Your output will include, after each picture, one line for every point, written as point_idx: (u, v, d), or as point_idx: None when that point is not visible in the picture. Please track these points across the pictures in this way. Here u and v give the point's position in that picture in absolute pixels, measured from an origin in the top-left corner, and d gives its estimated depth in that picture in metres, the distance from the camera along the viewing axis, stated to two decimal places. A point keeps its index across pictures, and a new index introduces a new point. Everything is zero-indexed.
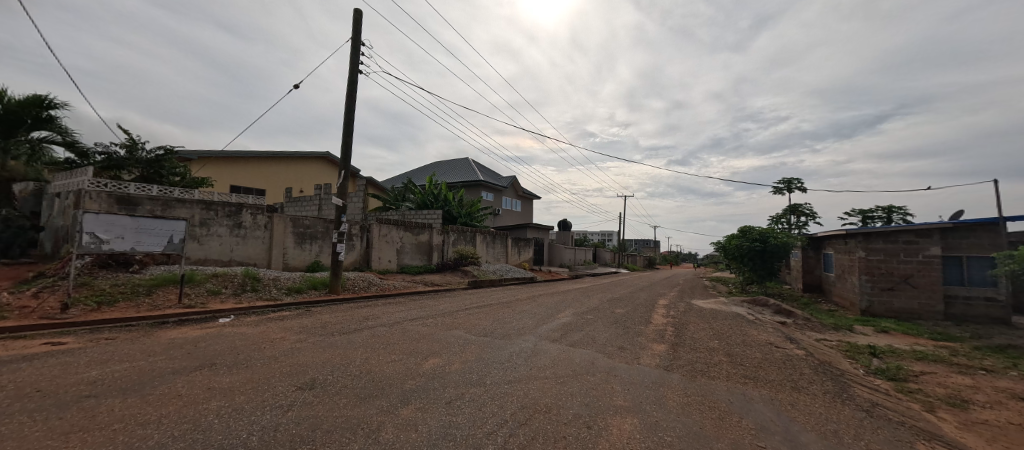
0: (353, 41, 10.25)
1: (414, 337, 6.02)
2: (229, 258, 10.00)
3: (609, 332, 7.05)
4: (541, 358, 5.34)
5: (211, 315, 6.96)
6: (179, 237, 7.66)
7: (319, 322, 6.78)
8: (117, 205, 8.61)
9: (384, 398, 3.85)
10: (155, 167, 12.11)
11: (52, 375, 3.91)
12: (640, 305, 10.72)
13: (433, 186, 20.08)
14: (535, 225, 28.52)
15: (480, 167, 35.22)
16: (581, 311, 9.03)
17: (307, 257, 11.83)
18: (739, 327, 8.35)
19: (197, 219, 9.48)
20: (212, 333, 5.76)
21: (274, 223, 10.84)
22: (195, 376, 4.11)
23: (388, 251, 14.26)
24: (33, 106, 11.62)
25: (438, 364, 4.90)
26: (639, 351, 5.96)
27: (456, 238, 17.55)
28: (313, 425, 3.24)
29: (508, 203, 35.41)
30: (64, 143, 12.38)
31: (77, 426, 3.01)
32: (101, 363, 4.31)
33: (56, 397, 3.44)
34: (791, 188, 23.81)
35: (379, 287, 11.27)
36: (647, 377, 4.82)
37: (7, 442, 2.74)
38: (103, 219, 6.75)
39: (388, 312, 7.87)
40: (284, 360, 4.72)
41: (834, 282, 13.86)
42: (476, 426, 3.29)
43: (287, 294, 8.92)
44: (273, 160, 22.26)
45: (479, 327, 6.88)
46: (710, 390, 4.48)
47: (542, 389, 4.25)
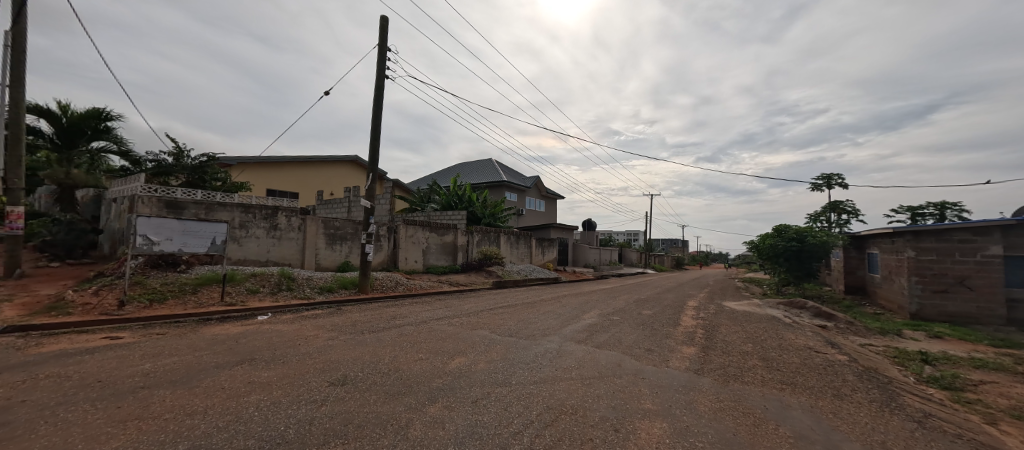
0: (380, 48, 10.52)
1: (440, 336, 6.10)
2: (266, 259, 10.50)
3: (636, 333, 6.90)
4: (567, 359, 5.30)
5: (249, 313, 7.31)
6: (221, 239, 8.08)
7: (349, 320, 7.00)
8: (166, 209, 9.20)
9: (412, 395, 3.93)
10: (199, 173, 12.87)
11: (111, 367, 4.22)
12: (668, 306, 10.46)
13: (457, 187, 20.33)
14: (558, 225, 28.33)
15: (503, 167, 35.37)
16: (606, 312, 8.89)
17: (337, 258, 12.24)
18: (775, 331, 7.98)
19: (237, 221, 10.01)
20: (251, 330, 6.07)
21: (307, 224, 11.28)
22: (236, 370, 4.33)
23: (414, 251, 14.55)
24: (92, 119, 12.52)
25: (464, 363, 4.95)
26: (667, 354, 5.81)
27: (480, 239, 17.69)
28: (346, 419, 3.34)
29: (531, 203, 35.39)
30: (120, 152, 13.38)
31: (132, 415, 3.23)
32: (153, 356, 4.63)
33: (115, 388, 3.72)
34: (831, 185, 22.55)
35: (405, 286, 11.51)
36: (676, 381, 4.68)
37: (73, 428, 2.98)
38: (153, 222, 7.24)
39: (415, 312, 8.02)
40: (317, 356, 4.90)
41: (880, 283, 13.02)
42: (502, 425, 3.31)
43: (319, 293, 9.26)
44: (305, 165, 23.20)
45: (503, 327, 6.89)
46: (744, 396, 4.30)
47: (568, 390, 4.21)
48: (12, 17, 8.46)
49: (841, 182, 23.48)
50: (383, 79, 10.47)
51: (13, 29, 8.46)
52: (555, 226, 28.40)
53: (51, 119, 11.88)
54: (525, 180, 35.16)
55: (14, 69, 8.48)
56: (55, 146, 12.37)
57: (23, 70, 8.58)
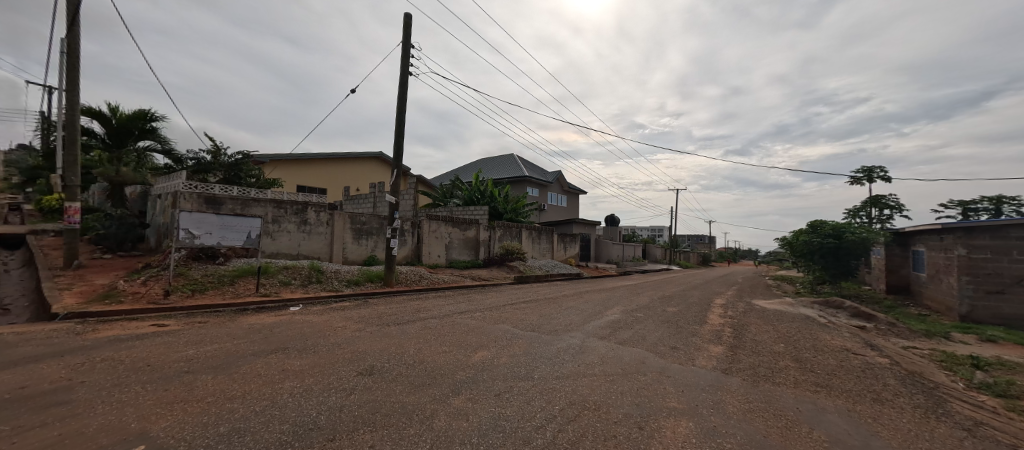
0: (404, 45, 10.65)
1: (463, 329, 6.19)
2: (297, 252, 10.92)
3: (660, 331, 6.76)
4: (590, 354, 5.26)
5: (282, 304, 7.64)
6: (256, 233, 8.43)
7: (375, 313, 7.20)
8: (205, 205, 9.69)
9: (437, 387, 4.00)
10: (235, 170, 13.50)
11: (158, 352, 4.52)
12: (694, 304, 10.20)
13: (479, 183, 20.45)
14: (580, 220, 28.09)
15: (524, 162, 35.29)
16: (630, 309, 8.76)
17: (364, 252, 12.58)
18: (808, 331, 7.65)
19: (270, 217, 10.44)
20: (284, 320, 6.35)
21: (334, 219, 11.65)
22: (270, 358, 4.53)
23: (437, 246, 14.77)
24: (139, 119, 13.31)
25: (487, 357, 5.00)
26: (694, 352, 5.66)
27: (502, 234, 17.76)
28: (374, 408, 3.45)
29: (553, 198, 35.19)
30: (163, 151, 14.19)
31: (178, 397, 3.45)
32: (196, 343, 4.91)
33: (162, 372, 3.97)
34: (873, 178, 21.27)
35: (429, 280, 11.71)
36: (703, 380, 4.56)
37: (126, 408, 3.21)
38: (194, 216, 7.66)
39: (438, 305, 8.16)
40: (346, 347, 5.06)
41: (926, 283, 12.22)
42: (525, 419, 3.32)
43: (347, 286, 9.57)
44: (332, 161, 23.91)
45: (525, 322, 6.91)
46: (776, 397, 4.15)
47: (591, 386, 4.18)
48: (68, 27, 9.08)
49: (883, 175, 22.11)
50: (407, 76, 10.62)
51: (69, 37, 9.07)
52: (577, 221, 28.15)
53: (103, 120, 12.71)
54: (547, 175, 34.96)
55: (70, 74, 9.10)
56: (106, 146, 13.23)
57: (78, 75, 9.21)
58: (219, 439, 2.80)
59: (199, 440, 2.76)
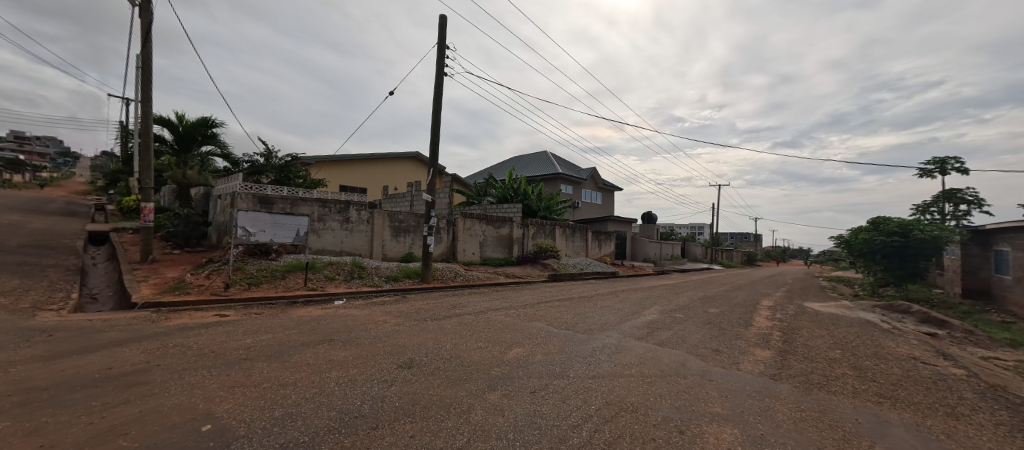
0: (439, 46, 10.87)
1: (497, 326, 6.26)
2: (340, 249, 11.48)
3: (701, 333, 6.49)
4: (626, 355, 5.15)
5: (327, 297, 8.06)
6: (304, 231, 8.91)
7: (413, 308, 7.43)
8: (258, 204, 10.40)
9: (473, 382, 4.07)
10: (284, 171, 14.42)
11: (221, 340, 4.93)
12: (739, 305, 9.69)
13: (513, 180, 20.51)
14: (615, 217, 27.51)
15: (558, 159, 35.04)
16: (668, 309, 8.48)
17: (401, 249, 13.01)
18: (868, 336, 7.05)
19: (316, 215, 11.04)
20: (329, 313, 6.70)
21: (374, 217, 12.12)
22: (318, 349, 4.80)
23: (471, 243, 15.00)
24: (201, 127, 14.52)
25: (522, 354, 5.02)
26: (738, 356, 5.38)
27: (535, 231, 17.74)
28: (413, 400, 3.56)
29: (587, 195, 34.66)
30: (222, 155, 15.39)
31: (238, 382, 3.73)
32: (252, 333, 5.30)
33: (224, 358, 4.32)
34: (946, 170, 19.21)
35: (464, 277, 11.91)
36: (748, 385, 4.34)
37: (196, 390, 3.53)
38: (250, 215, 8.27)
39: (473, 302, 8.30)
40: (386, 340, 5.27)
41: (1011, 287, 10.89)
42: (561, 417, 3.31)
43: (386, 281, 9.95)
44: (372, 162, 24.90)
45: (559, 320, 6.87)
46: (833, 407, 3.86)
47: (628, 387, 4.09)
48: (142, 44, 10.04)
49: (959, 166, 19.91)
50: (442, 78, 10.83)
51: (143, 53, 10.04)
52: (613, 219, 27.55)
53: (171, 128, 13.99)
54: (581, 172, 34.47)
55: (143, 87, 10.07)
56: (174, 151, 14.55)
57: (150, 88, 10.18)
58: (274, 422, 3.01)
59: (258, 423, 2.98)
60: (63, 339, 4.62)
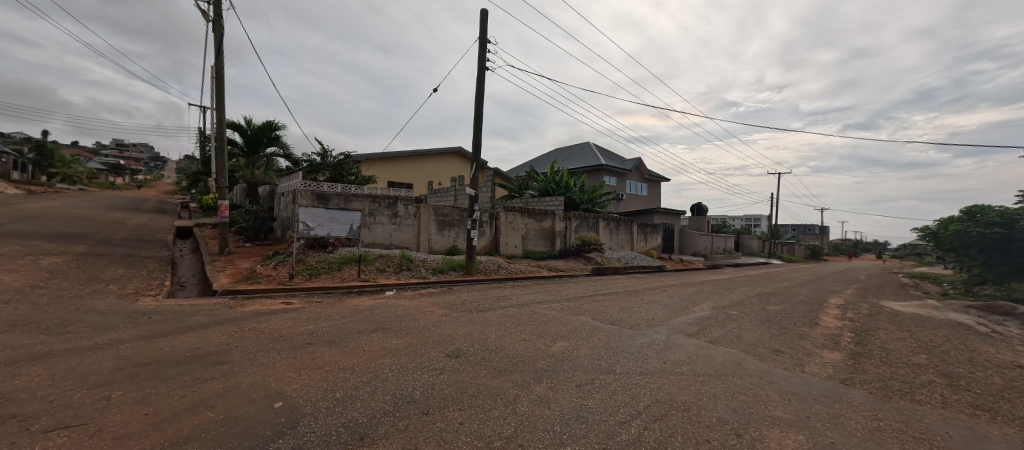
0: (480, 40, 10.92)
1: (541, 319, 6.26)
2: (390, 242, 12.03)
3: (760, 331, 6.07)
4: (676, 352, 4.95)
5: (378, 288, 8.51)
6: (357, 225, 9.40)
7: (459, 299, 7.66)
8: (316, 200, 11.14)
9: (518, 373, 4.11)
10: (338, 169, 15.33)
11: (289, 325, 5.38)
12: (802, 303, 8.95)
13: (555, 173, 20.37)
14: (661, 209, 26.47)
15: (601, 150, 34.21)
16: (722, 305, 8.02)
17: (446, 242, 13.37)
18: (963, 341, 6.21)
19: (367, 210, 11.66)
20: (381, 303, 7.06)
21: (420, 212, 12.57)
22: (372, 336, 5.08)
23: (514, 237, 15.10)
24: (266, 130, 15.81)
25: (567, 348, 4.99)
26: (802, 357, 4.98)
27: (578, 225, 17.48)
28: (461, 388, 3.68)
29: (631, 187, 33.54)
30: (284, 155, 16.64)
31: (304, 364, 4.06)
32: (314, 320, 5.71)
33: (291, 342, 4.71)
34: None
35: (506, 270, 12.01)
36: (815, 389, 4.01)
37: (267, 370, 3.88)
38: (310, 211, 8.90)
39: (517, 294, 8.39)
40: (434, 330, 5.46)
41: None
42: (608, 412, 3.26)
43: (432, 273, 10.28)
44: (416, 158, 25.75)
45: (605, 315, 6.76)
46: (916, 417, 3.46)
47: (678, 385, 3.94)
48: (215, 57, 11.05)
49: None
50: (484, 72, 10.90)
51: (216, 65, 11.04)
52: (659, 211, 26.51)
53: (241, 132, 15.38)
54: (625, 163, 33.37)
55: (217, 96, 11.10)
56: (244, 153, 16.00)
57: (223, 96, 11.20)
58: (336, 403, 3.25)
59: (322, 402, 3.23)
60: (160, 321, 5.26)
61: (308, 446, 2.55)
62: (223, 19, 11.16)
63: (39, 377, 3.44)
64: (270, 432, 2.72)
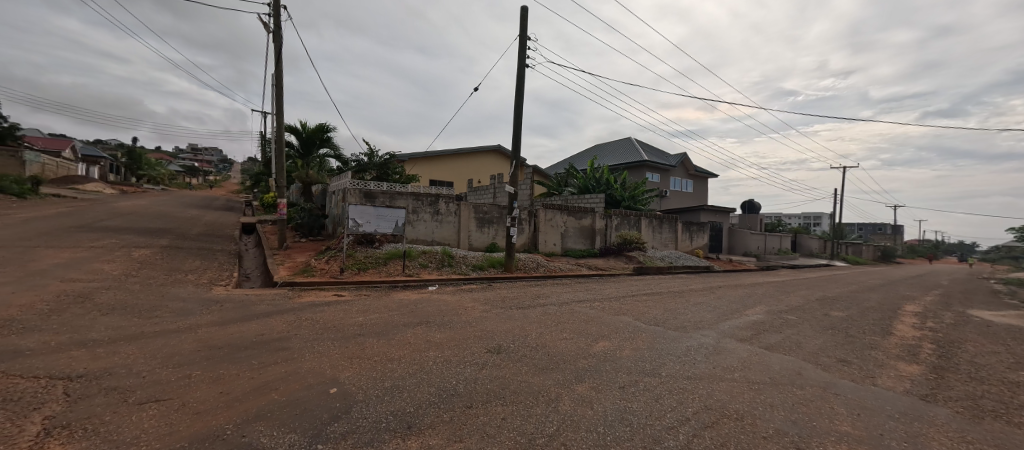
0: (521, 37, 10.91)
1: (582, 318, 6.18)
2: (432, 239, 12.39)
3: (823, 339, 5.62)
4: (727, 357, 4.70)
5: (422, 283, 8.80)
6: (401, 222, 9.74)
7: (499, 296, 7.76)
8: (364, 199, 11.69)
9: (560, 371, 4.10)
10: (384, 168, 16.01)
11: (341, 317, 5.70)
12: (872, 309, 8.18)
13: (595, 170, 20.00)
14: (708, 206, 25.16)
15: (643, 146, 33.17)
16: (777, 309, 7.52)
17: (486, 239, 13.54)
18: None
19: (411, 208, 12.08)
20: (424, 298, 7.29)
21: (461, 209, 12.83)
22: (417, 330, 5.26)
23: (553, 234, 15.02)
24: (319, 132, 16.84)
25: (609, 348, 4.89)
26: (874, 369, 4.54)
27: (619, 223, 17.05)
28: (503, 384, 3.72)
29: (675, 184, 32.19)
30: (335, 156, 17.62)
31: (355, 354, 4.29)
32: (363, 312, 6.00)
33: (344, 332, 5.00)
34: None
35: (546, 268, 11.96)
36: (889, 404, 3.65)
37: (322, 358, 4.12)
38: (359, 208, 9.37)
39: (557, 292, 8.35)
40: (475, 325, 5.57)
41: None
42: (654, 416, 3.16)
43: (473, 270, 10.47)
44: (456, 157, 26.28)
45: (649, 315, 6.55)
46: (1016, 442, 3.04)
47: (729, 392, 3.74)
48: (274, 66, 11.89)
49: None
50: (524, 69, 10.89)
51: (276, 72, 11.88)
52: (705, 208, 25.24)
53: (297, 134, 16.50)
54: (668, 159, 32.08)
55: (276, 102, 11.94)
56: (299, 154, 17.13)
57: (281, 102, 12.04)
58: (385, 391, 3.40)
59: (373, 390, 3.40)
60: (230, 309, 5.77)
61: (361, 431, 2.69)
62: (282, 30, 11.98)
63: (134, 355, 3.89)
64: (327, 416, 2.90)
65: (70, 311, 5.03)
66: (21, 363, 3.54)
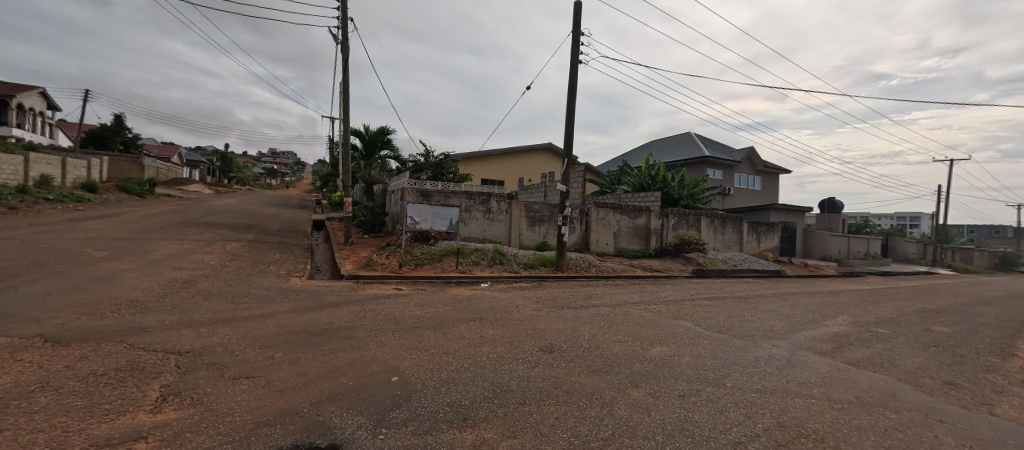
0: (575, 32, 10.73)
1: (636, 321, 5.98)
2: (483, 236, 12.66)
3: (924, 357, 4.91)
4: (803, 371, 4.27)
5: (475, 280, 9.03)
6: (455, 220, 10.03)
7: (550, 295, 7.75)
8: (420, 197, 12.21)
9: (614, 374, 3.99)
10: (438, 168, 16.64)
11: (400, 309, 6.03)
12: (990, 326, 7.00)
13: (650, 167, 19.16)
14: (779, 205, 23.04)
15: (704, 140, 31.20)
16: (865, 321, 6.69)
17: (536, 238, 13.55)
18: None
19: (464, 206, 12.44)
20: (477, 294, 7.47)
21: (512, 208, 12.96)
22: (471, 325, 5.42)
23: (605, 234, 14.66)
24: (380, 134, 17.90)
25: (666, 353, 4.68)
26: (992, 396, 3.87)
27: (677, 222, 16.19)
28: (556, 383, 3.70)
29: (740, 181, 29.90)
30: (394, 157, 18.64)
31: (414, 345, 4.51)
32: (419, 306, 6.29)
33: (402, 324, 5.27)
34: None
35: (598, 268, 11.70)
36: (1011, 438, 3.10)
37: (383, 348, 4.38)
38: (417, 206, 9.84)
39: (610, 293, 8.14)
40: (528, 323, 5.60)
41: None
42: (718, 429, 2.96)
43: (524, 268, 10.53)
44: (507, 155, 26.55)
45: (710, 321, 6.17)
46: None
47: (806, 409, 3.40)
48: (342, 74, 12.82)
49: None
50: (577, 65, 10.70)
51: (343, 80, 12.83)
52: (775, 207, 23.15)
53: (361, 137, 17.68)
54: (733, 155, 29.87)
55: (343, 107, 12.86)
56: (362, 156, 18.37)
57: (348, 107, 12.97)
58: (442, 383, 3.54)
59: (430, 381, 3.55)
60: (305, 298, 6.35)
61: (421, 419, 2.82)
62: (349, 40, 12.90)
63: (229, 336, 4.42)
64: (389, 402, 3.08)
65: (180, 294, 5.84)
66: (144, 338, 4.17)
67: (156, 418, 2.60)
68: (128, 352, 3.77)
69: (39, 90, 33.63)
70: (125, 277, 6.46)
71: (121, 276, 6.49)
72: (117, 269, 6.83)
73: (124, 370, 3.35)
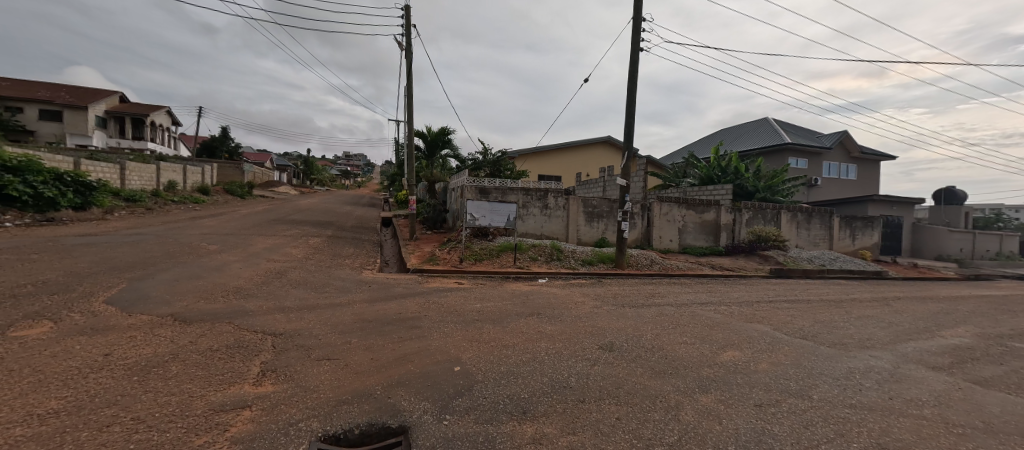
0: (636, 18, 10.24)
1: (704, 322, 5.58)
2: (541, 232, 12.68)
3: None
4: (911, 388, 3.69)
5: (532, 276, 9.11)
6: (512, 216, 10.17)
7: (610, 292, 7.56)
8: (479, 194, 12.54)
9: (680, 378, 3.78)
10: (496, 165, 16.94)
11: (462, 303, 6.27)
12: None
13: (720, 157, 17.71)
14: (880, 197, 20.02)
15: (784, 126, 28.15)
16: (997, 334, 5.59)
17: (595, 234, 13.26)
18: None
19: (521, 203, 12.53)
20: (535, 290, 7.52)
21: (570, 204, 12.80)
22: (529, 320, 5.47)
23: (669, 230, 13.90)
24: (441, 135, 18.69)
25: (740, 359, 4.32)
26: None
27: (751, 217, 14.82)
28: (616, 383, 3.61)
29: (829, 170, 26.55)
30: (454, 155, 19.34)
31: (474, 337, 4.67)
32: (480, 300, 6.49)
33: (463, 317, 5.48)
34: None
35: (661, 266, 11.14)
36: None
37: (445, 339, 4.58)
38: (476, 203, 10.12)
39: (674, 292, 7.71)
40: (586, 321, 5.52)
41: None
42: (802, 445, 2.69)
43: (582, 265, 10.37)
44: (565, 151, 26.27)
45: (792, 326, 5.59)
46: None
47: (915, 431, 2.94)
48: (406, 78, 13.56)
49: None
50: (638, 53, 10.22)
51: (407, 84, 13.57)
52: (875, 199, 20.17)
53: (423, 138, 18.60)
54: (821, 141, 26.60)
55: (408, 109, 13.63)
56: (425, 156, 19.32)
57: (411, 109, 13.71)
58: (501, 375, 3.63)
59: (490, 373, 3.67)
60: (375, 289, 6.85)
61: (481, 408, 2.92)
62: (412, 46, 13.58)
63: (313, 321, 4.93)
64: (452, 390, 3.24)
65: (274, 283, 6.65)
66: (246, 320, 4.81)
67: (257, 390, 3.00)
68: (235, 332, 4.38)
69: (166, 109, 40.08)
70: (231, 267, 7.51)
71: (229, 266, 7.56)
72: (226, 261, 7.96)
73: (232, 348, 3.90)
